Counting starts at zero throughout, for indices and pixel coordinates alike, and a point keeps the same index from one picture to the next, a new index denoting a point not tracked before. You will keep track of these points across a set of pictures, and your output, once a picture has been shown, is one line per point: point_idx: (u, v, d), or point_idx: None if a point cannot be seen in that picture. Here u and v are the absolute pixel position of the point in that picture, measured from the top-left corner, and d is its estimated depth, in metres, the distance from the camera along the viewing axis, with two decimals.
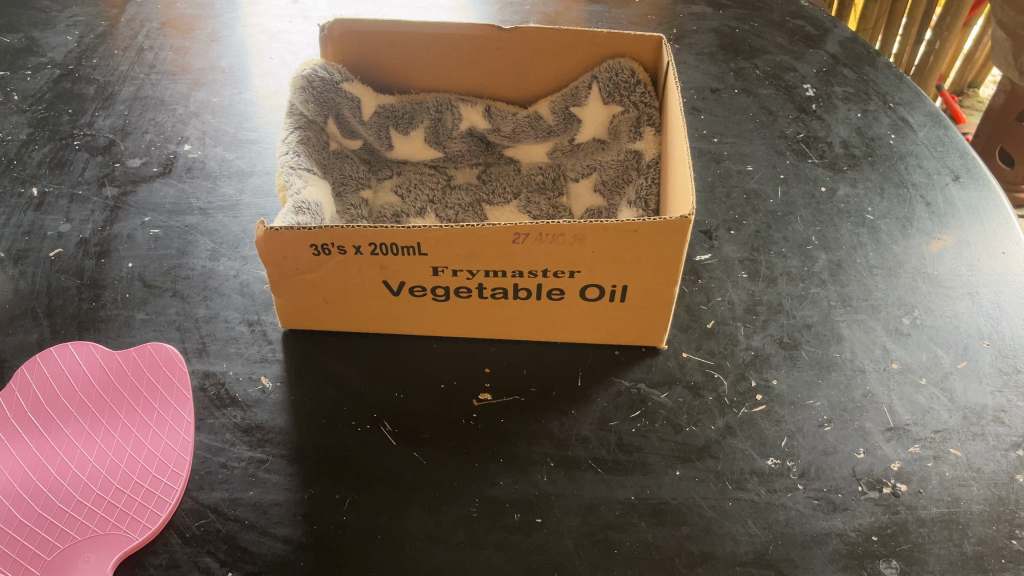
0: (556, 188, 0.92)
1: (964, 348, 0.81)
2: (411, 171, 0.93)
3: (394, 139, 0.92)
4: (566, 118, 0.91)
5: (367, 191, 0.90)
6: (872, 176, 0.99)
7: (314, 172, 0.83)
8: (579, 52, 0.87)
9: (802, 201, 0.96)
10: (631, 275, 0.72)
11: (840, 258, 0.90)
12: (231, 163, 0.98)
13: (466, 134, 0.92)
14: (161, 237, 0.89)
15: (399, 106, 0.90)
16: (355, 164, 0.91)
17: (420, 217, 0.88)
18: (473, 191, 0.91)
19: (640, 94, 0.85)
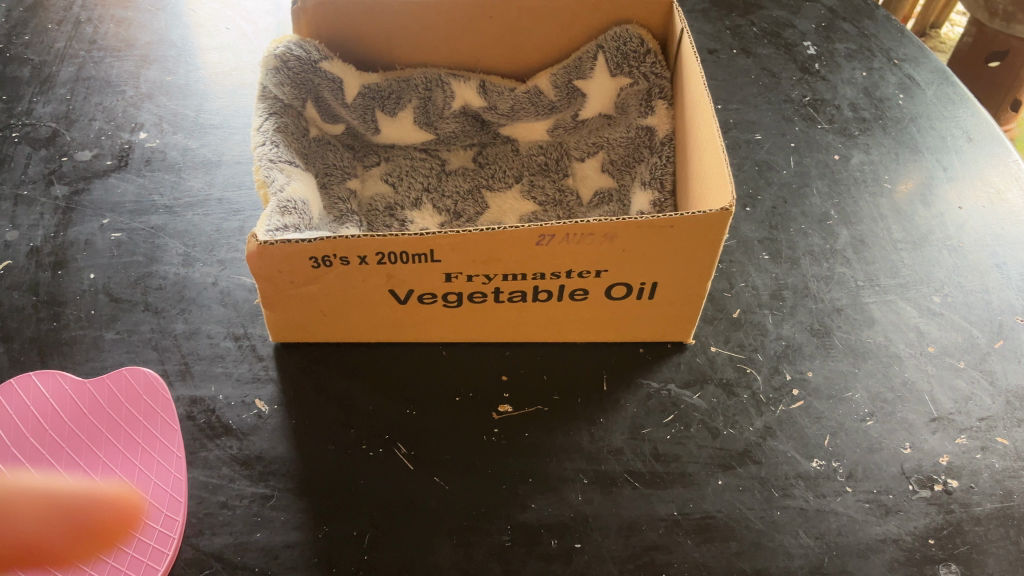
0: (560, 170, 0.84)
1: (998, 326, 0.77)
2: (400, 156, 0.84)
3: (380, 121, 0.82)
4: (570, 94, 0.82)
5: (354, 181, 0.81)
6: (885, 141, 0.94)
7: (296, 163, 0.76)
8: (581, 19, 0.79)
9: (817, 171, 0.91)
10: (662, 271, 0.66)
11: (863, 233, 0.85)
12: (196, 152, 0.88)
13: (459, 113, 0.83)
14: (124, 242, 0.79)
15: (384, 84, 0.81)
16: (339, 151, 0.82)
17: (416, 210, 0.79)
18: (469, 177, 0.83)
19: (650, 64, 0.78)
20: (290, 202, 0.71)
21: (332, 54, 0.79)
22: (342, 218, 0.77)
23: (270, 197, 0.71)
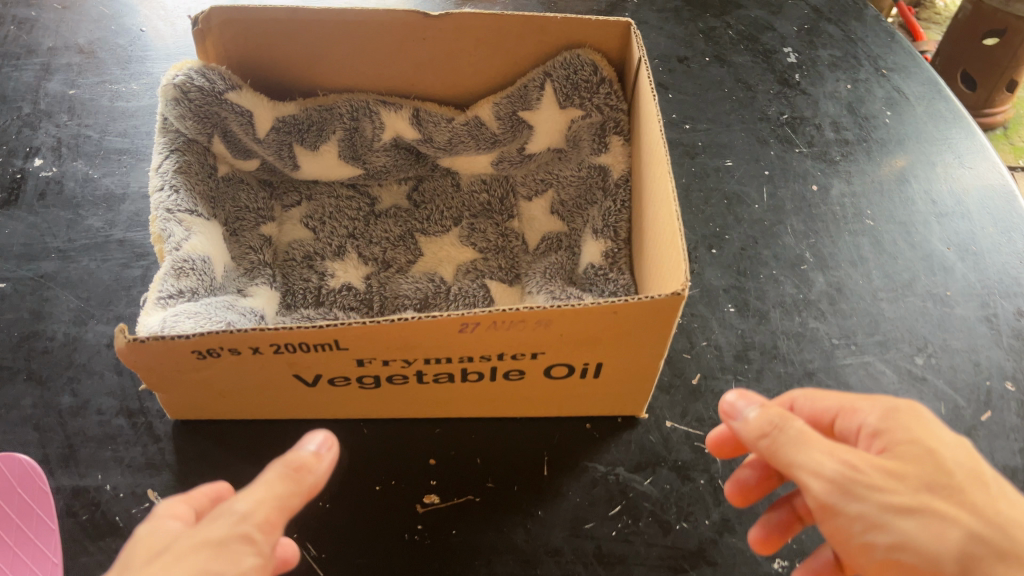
0: (505, 209, 0.75)
1: (986, 393, 0.69)
2: (324, 194, 0.75)
3: (300, 155, 0.73)
4: (516, 125, 0.73)
5: (269, 226, 0.72)
6: (868, 168, 0.85)
7: (197, 209, 0.66)
8: (527, 42, 0.69)
9: (792, 204, 0.82)
10: (607, 353, 0.57)
11: (840, 280, 0.76)
12: (97, 183, 0.78)
13: (391, 145, 0.74)
14: (9, 295, 0.70)
15: (303, 116, 0.72)
16: (253, 189, 0.73)
17: (340, 260, 0.71)
18: (401, 220, 0.74)
19: (604, 95, 0.68)
20: (186, 263, 0.62)
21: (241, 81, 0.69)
22: (252, 272, 0.68)
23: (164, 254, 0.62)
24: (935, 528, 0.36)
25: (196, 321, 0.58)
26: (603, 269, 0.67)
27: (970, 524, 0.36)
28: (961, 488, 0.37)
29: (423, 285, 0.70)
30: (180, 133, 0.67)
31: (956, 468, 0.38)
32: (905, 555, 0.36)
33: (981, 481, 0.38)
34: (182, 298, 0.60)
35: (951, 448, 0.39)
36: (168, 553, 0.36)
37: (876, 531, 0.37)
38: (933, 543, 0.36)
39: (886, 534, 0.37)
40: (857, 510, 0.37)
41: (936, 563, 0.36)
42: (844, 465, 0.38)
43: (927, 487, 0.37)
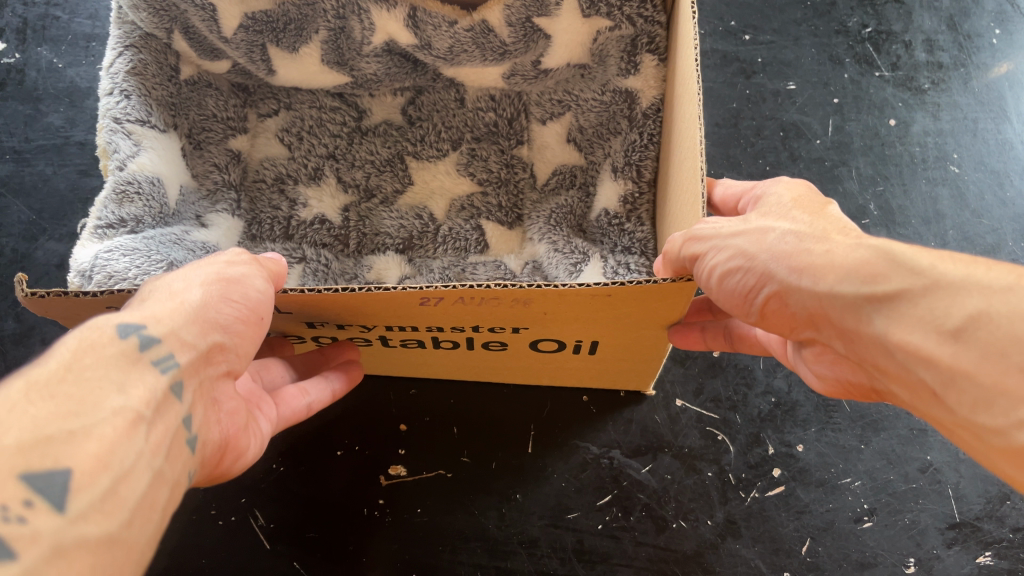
0: (513, 134, 0.64)
1: None
2: (305, 104, 0.65)
3: (272, 57, 0.61)
4: (535, 36, 0.57)
5: (239, 139, 0.64)
6: (961, 101, 0.71)
7: (151, 119, 0.56)
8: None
9: (862, 142, 0.69)
10: (601, 334, 0.47)
11: (908, 240, 0.64)
12: (61, 74, 0.69)
13: (381, 51, 0.60)
14: None
15: (276, 12, 0.58)
16: (222, 95, 0.63)
17: (316, 187, 0.63)
18: (390, 141, 0.64)
19: (639, 3, 0.53)
20: (128, 184, 0.53)
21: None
22: (214, 195, 0.61)
23: (110, 169, 0.54)
24: (764, 237, 0.34)
25: (131, 258, 0.48)
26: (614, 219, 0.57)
27: (793, 225, 0.34)
28: (791, 213, 0.35)
29: (409, 222, 0.62)
30: (137, 25, 0.57)
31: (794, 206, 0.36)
32: (738, 264, 0.35)
33: (825, 205, 0.36)
34: (123, 230, 0.52)
35: (798, 197, 0.37)
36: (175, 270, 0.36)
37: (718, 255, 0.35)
38: (760, 246, 0.34)
39: (722, 251, 0.35)
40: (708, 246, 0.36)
41: (762, 267, 0.34)
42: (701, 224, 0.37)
43: (765, 216, 0.36)
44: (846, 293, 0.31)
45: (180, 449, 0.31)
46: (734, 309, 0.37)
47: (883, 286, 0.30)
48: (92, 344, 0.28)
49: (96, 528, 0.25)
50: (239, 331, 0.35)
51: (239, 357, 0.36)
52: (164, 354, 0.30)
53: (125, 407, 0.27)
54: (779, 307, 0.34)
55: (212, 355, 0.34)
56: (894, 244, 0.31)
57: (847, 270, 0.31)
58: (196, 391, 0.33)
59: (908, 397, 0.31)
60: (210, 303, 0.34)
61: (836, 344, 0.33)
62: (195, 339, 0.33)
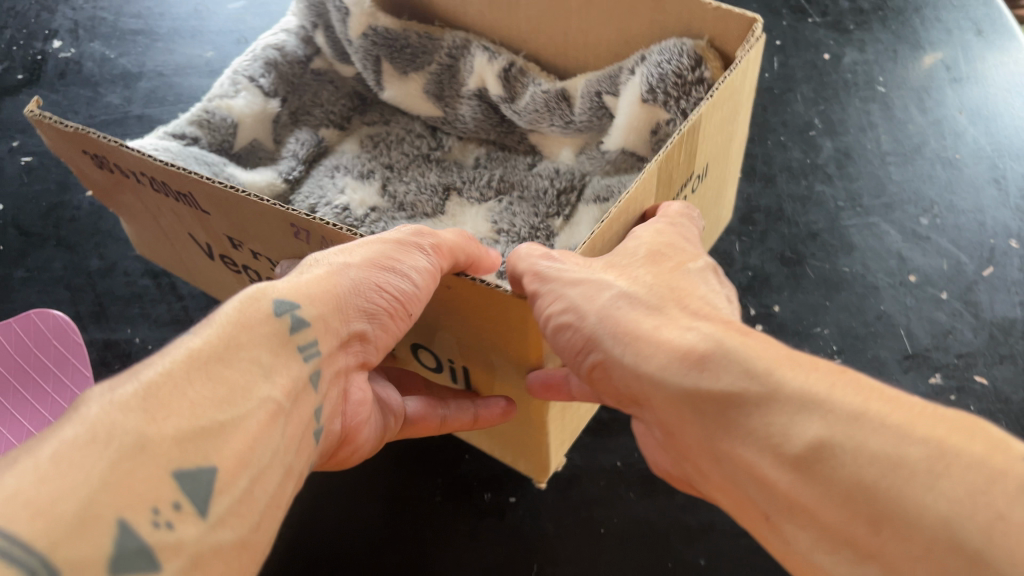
0: (555, 205, 0.71)
1: (990, 252, 0.71)
2: (399, 125, 0.81)
3: (383, 71, 0.79)
4: (601, 108, 0.70)
5: (330, 132, 0.80)
6: (883, 37, 0.84)
7: (261, 81, 0.77)
8: (648, 18, 0.65)
9: (803, 73, 0.82)
10: (461, 356, 0.51)
11: (849, 145, 0.77)
12: (114, 62, 0.80)
13: (475, 95, 0.76)
14: (36, 168, 0.73)
15: (401, 36, 0.76)
16: (337, 92, 0.82)
17: (360, 184, 0.75)
18: (448, 176, 0.76)
19: (696, 99, 0.62)
20: (208, 114, 0.73)
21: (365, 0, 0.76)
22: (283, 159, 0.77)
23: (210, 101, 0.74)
24: (599, 293, 0.41)
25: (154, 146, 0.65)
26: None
27: (627, 286, 0.41)
28: (633, 270, 0.43)
29: None
30: (308, 31, 0.81)
31: (642, 255, 0.44)
32: (569, 318, 0.41)
33: (674, 267, 0.43)
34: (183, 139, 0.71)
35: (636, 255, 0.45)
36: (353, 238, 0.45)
37: (564, 306, 0.42)
38: (593, 302, 0.41)
39: (559, 299, 0.42)
40: (546, 287, 0.43)
41: (588, 321, 0.41)
42: (544, 261, 0.45)
43: (608, 267, 0.44)
44: (682, 385, 0.35)
45: (307, 441, 0.40)
46: (570, 364, 0.43)
47: (720, 388, 0.33)
48: (253, 322, 0.37)
49: (230, 534, 0.33)
50: (383, 322, 0.44)
51: (376, 352, 0.45)
52: (310, 343, 0.39)
53: (269, 399, 0.36)
54: (604, 373, 0.40)
55: (349, 339, 0.43)
56: (739, 343, 0.35)
57: (681, 361, 0.35)
58: (329, 377, 0.42)
59: (735, 508, 0.35)
60: (361, 288, 0.43)
61: (658, 427, 0.38)
62: (337, 327, 0.42)
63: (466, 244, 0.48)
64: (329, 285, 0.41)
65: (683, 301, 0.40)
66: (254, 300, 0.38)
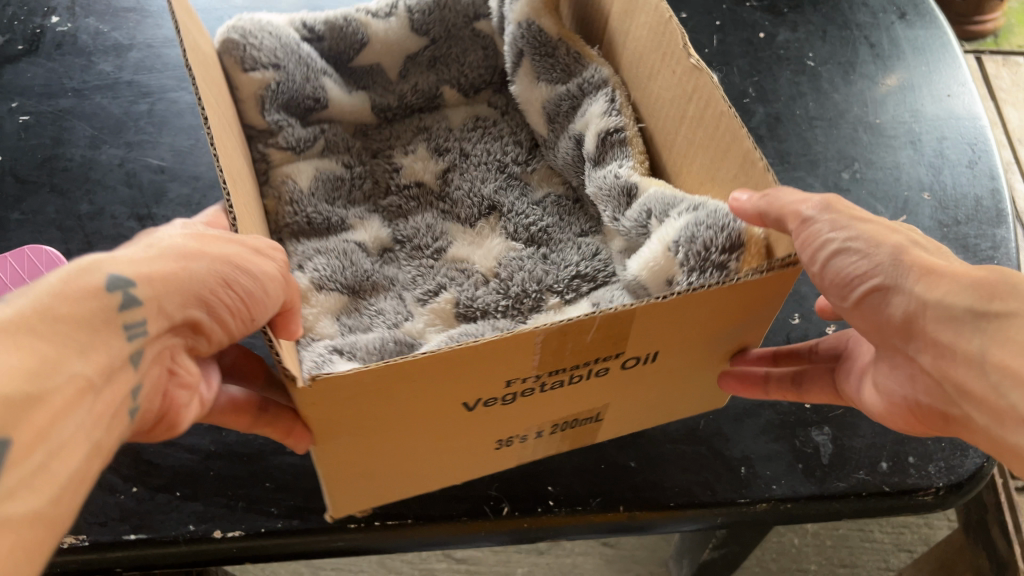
0: (557, 284, 0.72)
1: (904, 202, 0.78)
2: (510, 123, 0.86)
3: (523, 65, 0.81)
4: (643, 226, 0.66)
5: (449, 89, 0.88)
6: (813, 19, 0.92)
7: (414, 14, 0.83)
8: (736, 169, 0.58)
9: (740, 49, 0.89)
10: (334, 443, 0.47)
11: (780, 111, 0.84)
12: (107, 36, 0.87)
13: (574, 138, 0.77)
14: (32, 125, 0.79)
15: (546, 45, 0.78)
16: (484, 57, 0.87)
17: (414, 155, 0.84)
18: (503, 197, 0.80)
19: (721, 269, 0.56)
20: (344, 22, 0.82)
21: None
22: (382, 107, 0.86)
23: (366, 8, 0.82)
24: (889, 234, 0.46)
25: (267, 40, 0.75)
26: (353, 317, 0.71)
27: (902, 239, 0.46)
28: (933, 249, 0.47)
29: (422, 233, 0.78)
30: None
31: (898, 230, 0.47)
32: (857, 249, 0.46)
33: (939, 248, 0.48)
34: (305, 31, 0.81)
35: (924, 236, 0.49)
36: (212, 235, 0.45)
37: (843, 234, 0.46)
38: (884, 239, 0.46)
39: (852, 237, 0.46)
40: (865, 227, 0.46)
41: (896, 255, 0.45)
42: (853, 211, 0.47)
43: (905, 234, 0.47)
44: (962, 305, 0.43)
45: (120, 420, 0.40)
46: (830, 290, 0.48)
47: (1003, 306, 0.42)
48: (78, 292, 0.37)
49: (22, 506, 0.34)
50: (221, 320, 0.44)
51: (205, 338, 0.45)
52: (136, 323, 0.39)
53: (79, 377, 0.36)
54: (880, 299, 0.46)
55: (182, 325, 0.43)
56: (1016, 277, 0.44)
57: (971, 289, 0.43)
58: (151, 358, 0.41)
59: (983, 418, 0.44)
60: (201, 279, 0.42)
61: (924, 357, 0.46)
62: (172, 313, 0.41)
63: (287, 272, 0.48)
64: (168, 268, 0.41)
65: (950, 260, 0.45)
66: (84, 275, 0.38)
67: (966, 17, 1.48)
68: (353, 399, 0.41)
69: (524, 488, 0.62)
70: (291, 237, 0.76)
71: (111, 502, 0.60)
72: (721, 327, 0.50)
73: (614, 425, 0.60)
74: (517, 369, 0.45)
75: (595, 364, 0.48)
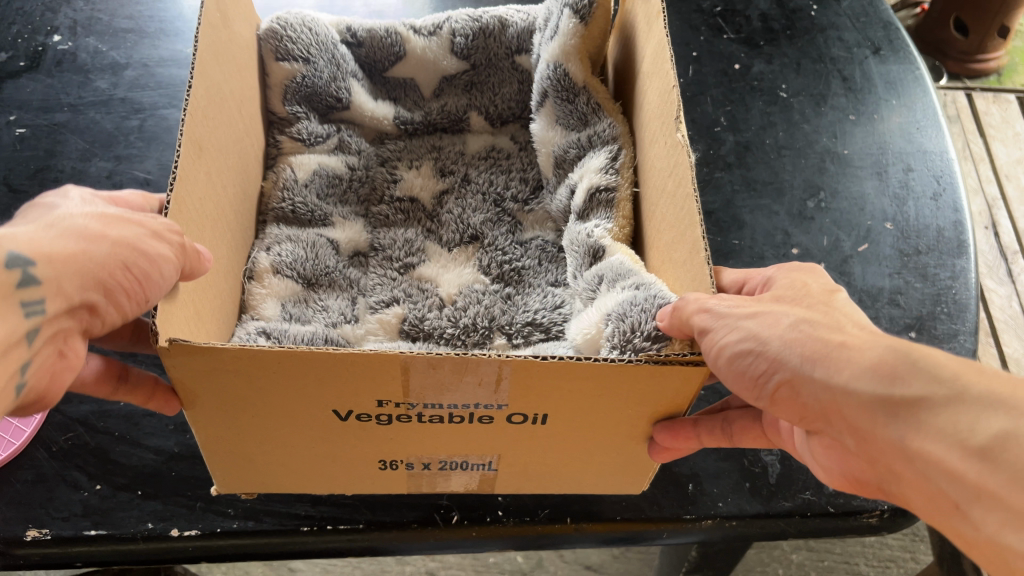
0: (507, 325, 0.75)
1: (866, 231, 0.79)
2: (510, 163, 0.88)
3: (545, 106, 0.82)
4: (593, 292, 0.69)
5: (473, 116, 0.90)
6: (789, 52, 0.94)
7: (456, 40, 0.87)
8: (684, 253, 0.57)
9: (715, 79, 0.92)
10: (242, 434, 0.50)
11: (749, 140, 0.86)
12: (105, 55, 0.91)
13: (570, 189, 0.78)
14: (27, 137, 0.83)
15: (565, 92, 0.79)
16: (518, 92, 0.90)
17: (415, 170, 0.87)
18: (488, 229, 0.83)
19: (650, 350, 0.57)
20: (385, 34, 0.86)
21: (588, 31, 0.79)
22: (409, 123, 0.89)
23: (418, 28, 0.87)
24: (777, 323, 0.46)
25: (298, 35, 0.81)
26: (299, 305, 0.74)
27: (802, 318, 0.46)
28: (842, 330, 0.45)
29: (402, 248, 0.81)
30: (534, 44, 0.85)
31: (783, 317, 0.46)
32: (750, 346, 0.45)
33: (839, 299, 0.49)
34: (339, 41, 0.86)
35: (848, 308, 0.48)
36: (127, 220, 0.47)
37: (735, 333, 0.46)
38: (772, 329, 0.46)
39: (740, 333, 0.46)
40: (748, 324, 0.46)
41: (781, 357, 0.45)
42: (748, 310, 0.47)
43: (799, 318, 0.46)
44: (869, 392, 0.42)
45: (11, 392, 0.42)
46: (744, 391, 0.47)
47: (908, 393, 0.41)
48: None
49: None
50: (118, 304, 0.46)
51: (103, 321, 0.46)
52: (37, 303, 0.42)
53: None
54: (789, 393, 0.45)
55: (82, 308, 0.45)
56: (918, 353, 0.42)
57: (873, 372, 0.42)
58: (46, 337, 0.43)
59: (924, 506, 0.42)
60: (106, 265, 0.45)
61: (848, 439, 0.45)
62: (72, 292, 0.43)
63: (188, 250, 0.50)
64: (74, 251, 0.44)
65: (849, 343, 0.44)
66: None
67: (970, 55, 1.50)
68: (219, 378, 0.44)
69: (476, 500, 0.64)
70: (274, 221, 0.79)
71: (75, 498, 0.62)
72: (614, 415, 0.50)
73: (511, 480, 0.60)
74: (396, 392, 0.46)
75: (474, 411, 0.49)
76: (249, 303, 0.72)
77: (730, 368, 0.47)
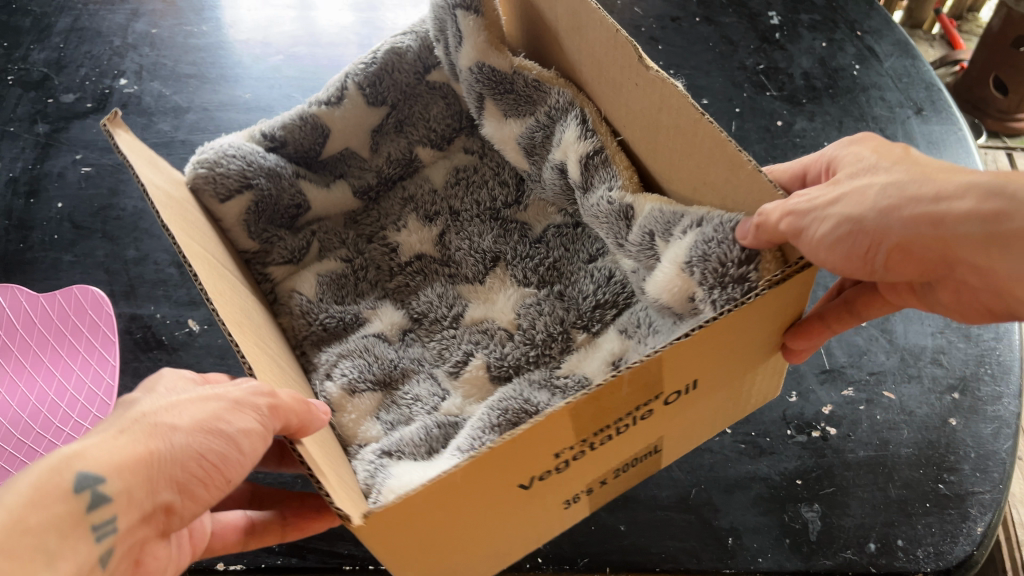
0: (580, 321, 0.75)
1: None
2: (488, 167, 0.90)
3: (487, 107, 0.84)
4: (646, 248, 0.66)
5: (422, 148, 0.92)
6: (831, 109, 0.96)
7: (369, 91, 0.85)
8: (725, 172, 0.57)
9: (757, 135, 0.94)
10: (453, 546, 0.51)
11: None
12: (168, 99, 0.95)
13: (556, 167, 0.79)
14: (92, 176, 0.87)
15: (512, 82, 0.81)
16: (448, 108, 0.92)
17: (407, 230, 0.87)
18: (502, 244, 0.84)
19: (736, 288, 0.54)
20: (301, 121, 0.83)
21: (486, 23, 0.81)
22: (370, 185, 0.90)
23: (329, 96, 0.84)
24: (865, 197, 0.46)
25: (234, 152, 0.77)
26: (391, 411, 0.72)
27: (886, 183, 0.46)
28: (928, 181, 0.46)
29: (439, 304, 0.81)
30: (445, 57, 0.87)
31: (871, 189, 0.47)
32: (847, 227, 0.46)
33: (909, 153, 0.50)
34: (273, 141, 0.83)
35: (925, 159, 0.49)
36: (197, 399, 0.45)
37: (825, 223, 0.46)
38: (863, 203, 0.46)
39: (832, 221, 0.46)
40: (840, 208, 0.46)
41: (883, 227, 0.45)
42: (830, 202, 0.47)
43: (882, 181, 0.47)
44: (975, 232, 0.44)
45: None
46: (854, 269, 0.48)
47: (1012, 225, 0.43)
48: (50, 498, 0.39)
49: None
50: (194, 496, 0.43)
51: (183, 508, 0.44)
52: (105, 520, 0.40)
53: None
54: (903, 255, 0.46)
55: (157, 508, 0.43)
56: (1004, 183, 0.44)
57: (975, 215, 0.44)
58: (121, 549, 0.42)
59: None
60: (179, 458, 0.42)
61: (971, 277, 0.47)
62: (142, 499, 0.41)
63: (280, 407, 0.46)
64: (144, 450, 0.41)
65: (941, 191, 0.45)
66: (56, 473, 0.39)
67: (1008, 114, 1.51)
68: (396, 523, 0.43)
69: None
70: (313, 348, 0.77)
71: None
72: (746, 343, 0.52)
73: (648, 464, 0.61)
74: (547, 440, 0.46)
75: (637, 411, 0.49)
76: (349, 435, 0.69)
77: (832, 256, 0.46)
